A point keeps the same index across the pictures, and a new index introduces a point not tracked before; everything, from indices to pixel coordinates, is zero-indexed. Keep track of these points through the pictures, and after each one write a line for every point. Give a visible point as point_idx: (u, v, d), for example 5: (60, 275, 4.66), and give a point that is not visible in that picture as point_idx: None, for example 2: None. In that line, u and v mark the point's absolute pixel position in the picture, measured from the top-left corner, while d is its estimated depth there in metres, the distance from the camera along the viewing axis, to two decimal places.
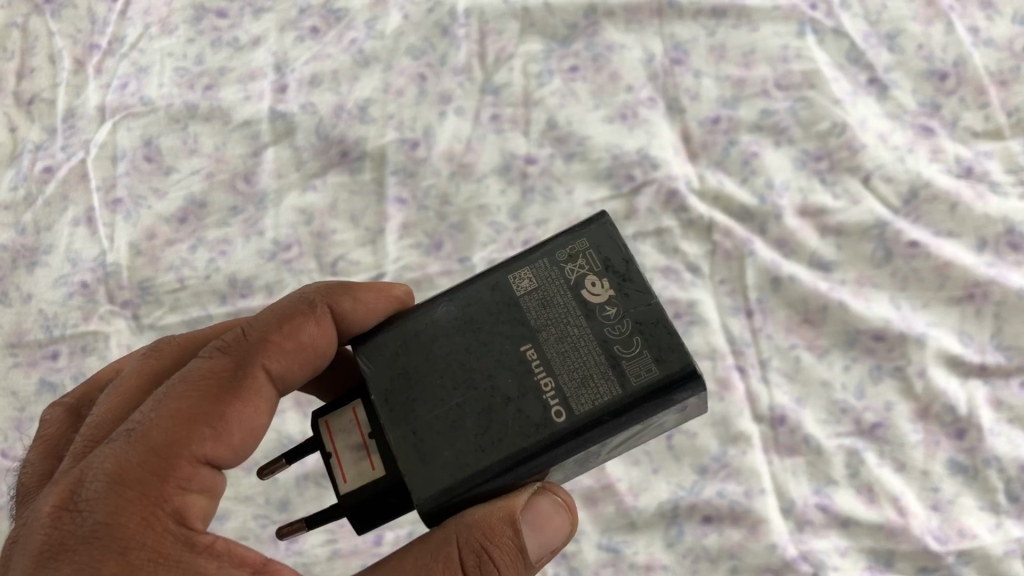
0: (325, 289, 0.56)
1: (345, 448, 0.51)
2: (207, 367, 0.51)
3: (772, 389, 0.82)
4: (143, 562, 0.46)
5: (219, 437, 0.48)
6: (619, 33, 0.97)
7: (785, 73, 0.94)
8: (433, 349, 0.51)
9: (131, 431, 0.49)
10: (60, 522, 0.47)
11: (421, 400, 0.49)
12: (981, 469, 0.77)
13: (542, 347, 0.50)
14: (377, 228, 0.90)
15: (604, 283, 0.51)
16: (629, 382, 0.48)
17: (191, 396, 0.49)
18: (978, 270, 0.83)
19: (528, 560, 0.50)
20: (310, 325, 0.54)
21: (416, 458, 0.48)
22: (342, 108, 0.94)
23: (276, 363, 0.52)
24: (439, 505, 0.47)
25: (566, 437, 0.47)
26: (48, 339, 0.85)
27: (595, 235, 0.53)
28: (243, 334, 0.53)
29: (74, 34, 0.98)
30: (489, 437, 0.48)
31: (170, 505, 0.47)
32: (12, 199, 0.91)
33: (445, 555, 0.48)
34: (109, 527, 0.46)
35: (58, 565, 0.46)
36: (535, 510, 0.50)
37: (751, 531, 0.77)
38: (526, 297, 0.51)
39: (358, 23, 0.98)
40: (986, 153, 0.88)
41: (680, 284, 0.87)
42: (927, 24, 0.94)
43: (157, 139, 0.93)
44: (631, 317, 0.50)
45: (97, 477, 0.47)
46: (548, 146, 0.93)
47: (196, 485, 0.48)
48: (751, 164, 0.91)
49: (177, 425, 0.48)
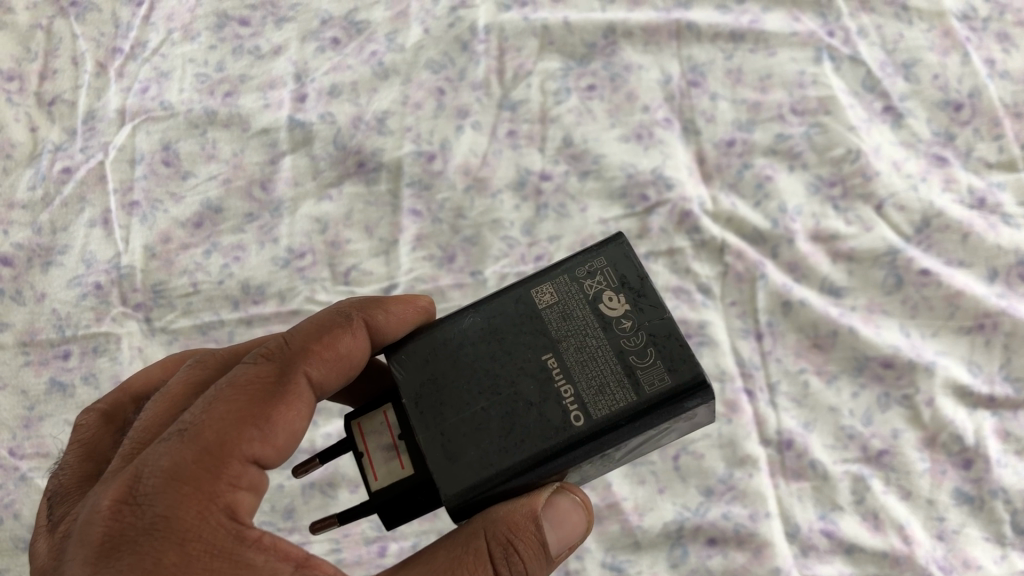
0: (360, 302, 0.56)
1: (377, 448, 0.51)
2: (252, 374, 0.51)
3: (780, 413, 0.82)
4: (201, 553, 0.46)
5: (266, 438, 0.49)
6: (637, 54, 0.98)
7: (801, 99, 0.95)
8: (461, 357, 0.51)
9: (183, 431, 0.49)
10: (120, 515, 0.47)
11: (449, 403, 0.50)
12: (987, 500, 0.77)
13: (562, 356, 0.50)
14: (391, 239, 0.90)
15: (620, 298, 0.51)
16: (643, 390, 0.49)
17: (240, 399, 0.50)
18: (990, 301, 0.83)
19: (548, 555, 0.50)
20: (347, 336, 0.54)
21: (443, 456, 0.49)
22: (360, 119, 0.95)
23: (316, 370, 0.52)
24: (464, 501, 0.48)
25: (583, 440, 0.48)
26: (60, 339, 0.86)
27: (613, 253, 0.53)
28: (285, 342, 0.53)
29: (98, 37, 0.99)
30: (512, 439, 0.48)
31: (221, 501, 0.48)
32: (30, 199, 0.91)
33: (474, 547, 0.49)
34: (169, 519, 0.47)
35: (119, 556, 0.46)
36: (555, 507, 0.50)
37: (754, 555, 0.77)
38: (547, 310, 0.52)
39: (379, 35, 0.99)
40: (999, 184, 0.88)
41: (691, 305, 0.87)
42: (944, 55, 0.95)
43: (176, 144, 0.94)
44: (645, 330, 0.50)
45: (154, 473, 0.48)
46: (563, 163, 0.94)
47: (246, 482, 0.48)
48: (764, 188, 0.91)
49: (228, 425, 0.48)
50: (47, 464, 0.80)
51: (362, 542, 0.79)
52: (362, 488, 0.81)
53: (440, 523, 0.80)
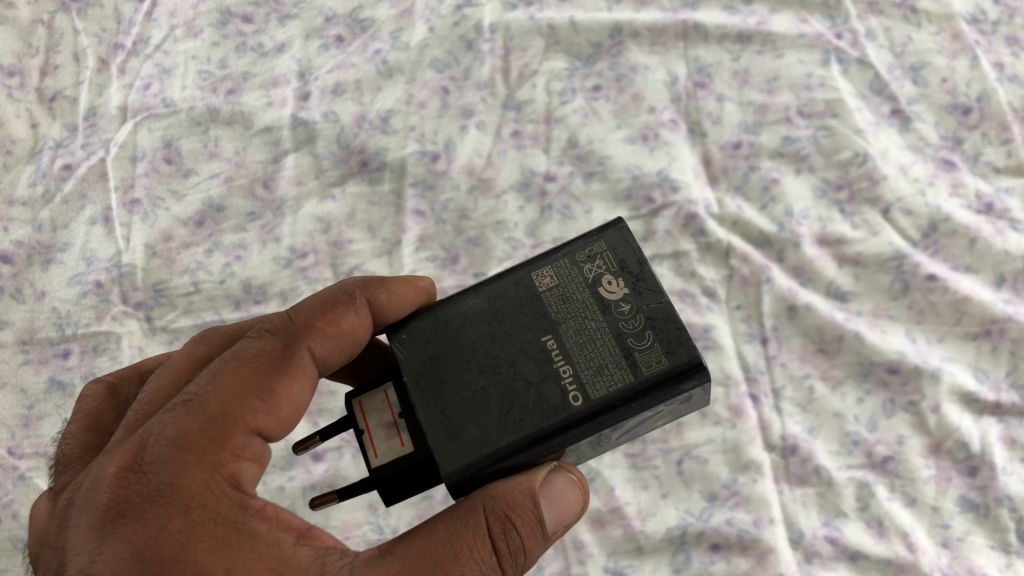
0: (363, 282, 0.56)
1: (377, 426, 0.51)
2: (256, 347, 0.51)
3: (785, 418, 0.82)
4: (204, 521, 0.47)
5: (271, 411, 0.49)
6: (643, 54, 0.98)
7: (809, 101, 0.94)
8: (462, 338, 0.52)
9: (188, 402, 0.49)
10: (126, 482, 0.48)
11: (449, 382, 0.50)
12: (992, 508, 0.76)
13: (561, 338, 0.51)
14: (394, 239, 0.89)
15: (619, 282, 0.52)
16: (641, 371, 0.49)
17: (244, 370, 0.50)
18: (997, 307, 0.82)
19: (545, 532, 0.49)
20: (350, 313, 0.54)
21: (444, 434, 0.49)
22: (364, 118, 0.94)
23: (320, 346, 0.53)
24: (464, 478, 0.48)
25: (581, 420, 0.48)
26: (60, 337, 0.85)
27: (612, 238, 0.54)
28: (290, 317, 0.53)
29: (100, 32, 0.98)
30: (511, 418, 0.49)
31: (225, 471, 0.48)
32: (30, 196, 0.91)
33: (472, 522, 0.48)
34: (174, 487, 0.47)
35: (125, 522, 0.46)
36: (553, 485, 0.49)
37: (758, 561, 0.76)
38: (547, 294, 0.52)
39: (383, 33, 0.98)
40: (1007, 189, 0.88)
41: (696, 308, 0.86)
42: (952, 58, 0.94)
43: (178, 141, 0.93)
44: (643, 314, 0.50)
45: (159, 442, 0.48)
46: (568, 165, 0.93)
47: (249, 453, 0.49)
48: (771, 191, 0.90)
49: (232, 397, 0.49)
50: (46, 464, 0.79)
51: (361, 545, 0.78)
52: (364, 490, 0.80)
53: None
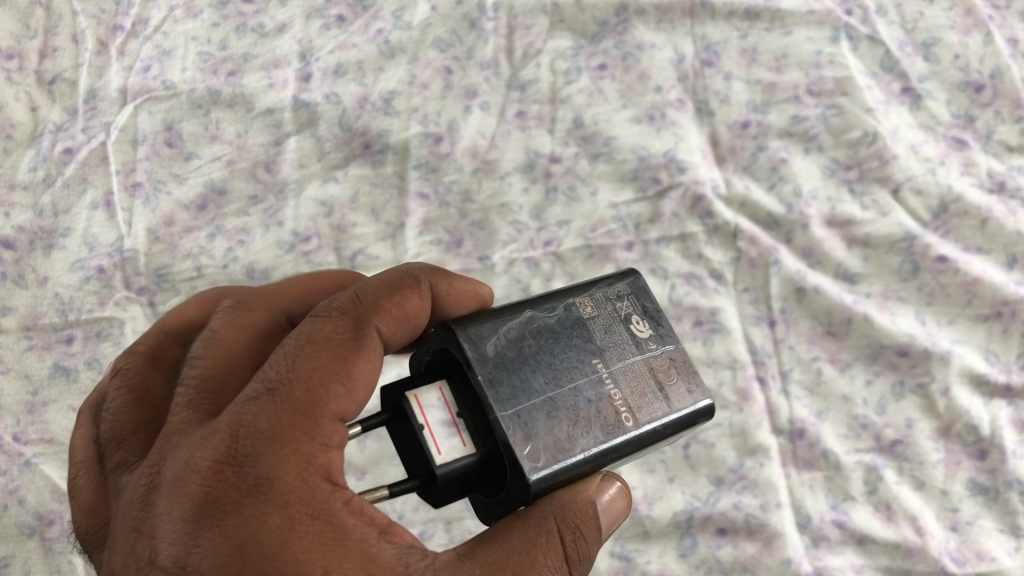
0: (426, 268, 0.56)
1: (437, 423, 0.48)
2: (326, 329, 0.49)
3: (792, 401, 0.81)
4: (302, 516, 0.45)
5: (349, 393, 0.48)
6: (649, 32, 0.96)
7: (818, 79, 0.92)
8: (524, 346, 0.51)
9: (273, 391, 0.47)
10: (221, 475, 0.45)
11: (519, 387, 0.49)
12: (1002, 491, 0.76)
13: (608, 364, 0.52)
14: (397, 223, 0.89)
15: (645, 323, 0.55)
16: (673, 404, 0.52)
17: (322, 356, 0.48)
18: (1009, 288, 0.81)
19: (600, 540, 0.50)
20: (414, 296, 0.53)
21: (521, 436, 0.47)
22: (366, 100, 0.93)
23: (387, 326, 0.51)
24: (547, 484, 0.47)
25: (631, 442, 0.50)
26: (63, 323, 0.85)
27: (634, 283, 0.57)
28: (356, 297, 0.52)
29: (98, 14, 0.97)
30: (576, 432, 0.49)
31: (317, 462, 0.46)
32: (31, 180, 0.90)
33: (544, 531, 0.47)
34: (272, 482, 0.45)
35: (223, 516, 0.44)
36: (608, 495, 0.51)
37: (765, 545, 0.76)
38: (591, 322, 0.54)
39: (385, 12, 0.97)
40: (1019, 168, 0.86)
41: (703, 291, 0.85)
42: (965, 34, 0.92)
43: (179, 124, 0.92)
44: (668, 353, 0.54)
45: (253, 434, 0.46)
46: (573, 146, 0.92)
47: (336, 441, 0.47)
48: (780, 171, 0.89)
49: (316, 384, 0.47)
50: (52, 450, 0.80)
51: None
52: (369, 476, 0.80)
53: (449, 511, 0.79)
